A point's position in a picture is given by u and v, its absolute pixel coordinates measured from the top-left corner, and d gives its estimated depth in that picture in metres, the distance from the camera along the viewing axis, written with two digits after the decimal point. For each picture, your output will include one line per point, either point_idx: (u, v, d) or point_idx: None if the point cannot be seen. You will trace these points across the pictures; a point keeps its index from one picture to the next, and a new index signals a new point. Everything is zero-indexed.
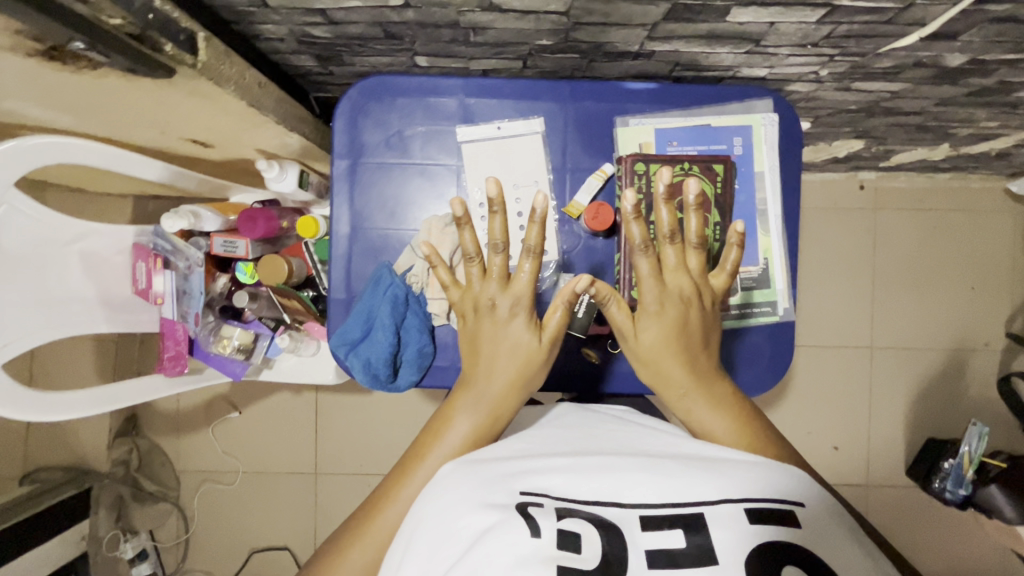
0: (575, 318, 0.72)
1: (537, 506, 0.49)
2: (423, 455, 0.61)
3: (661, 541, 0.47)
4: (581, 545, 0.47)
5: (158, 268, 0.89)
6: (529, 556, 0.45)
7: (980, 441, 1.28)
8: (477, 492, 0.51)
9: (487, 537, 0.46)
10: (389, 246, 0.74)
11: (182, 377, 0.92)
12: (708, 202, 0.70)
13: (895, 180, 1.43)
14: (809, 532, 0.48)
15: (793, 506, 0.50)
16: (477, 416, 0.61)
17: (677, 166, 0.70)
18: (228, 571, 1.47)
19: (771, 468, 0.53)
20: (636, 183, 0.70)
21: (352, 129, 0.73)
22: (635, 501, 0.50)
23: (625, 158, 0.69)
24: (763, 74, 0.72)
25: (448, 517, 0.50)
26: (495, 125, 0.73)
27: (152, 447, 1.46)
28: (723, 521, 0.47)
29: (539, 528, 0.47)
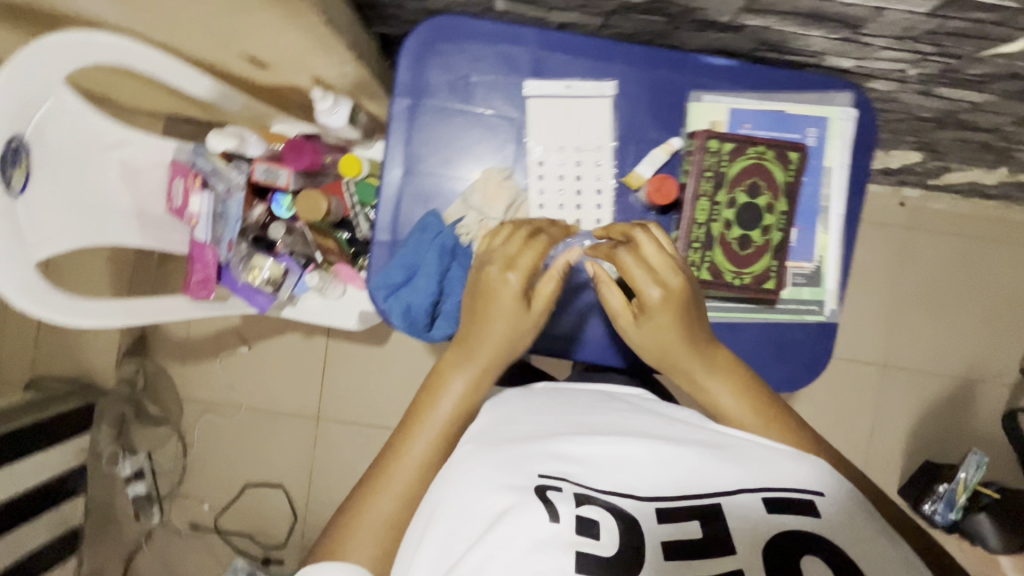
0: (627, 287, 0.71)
1: (554, 490, 0.47)
2: (421, 421, 0.59)
3: (678, 533, 0.46)
4: (600, 532, 0.45)
5: (197, 188, 0.86)
6: (548, 541, 0.44)
7: (977, 469, 1.29)
8: (494, 472, 0.50)
9: (504, 520, 0.45)
10: (440, 193, 0.72)
11: (207, 301, 0.91)
12: (777, 189, 0.64)
13: (936, 202, 1.41)
14: (829, 522, 0.46)
15: (813, 496, 0.48)
16: (472, 378, 0.60)
17: (752, 148, 0.64)
18: (220, 501, 1.49)
19: (790, 458, 0.51)
20: (707, 161, 0.64)
21: (418, 67, 0.71)
22: (651, 492, 0.48)
23: (699, 132, 0.64)
24: (848, 65, 0.70)
25: (468, 497, 0.49)
26: (565, 83, 0.71)
27: (158, 370, 1.46)
28: (740, 513, 0.46)
29: (557, 513, 0.45)
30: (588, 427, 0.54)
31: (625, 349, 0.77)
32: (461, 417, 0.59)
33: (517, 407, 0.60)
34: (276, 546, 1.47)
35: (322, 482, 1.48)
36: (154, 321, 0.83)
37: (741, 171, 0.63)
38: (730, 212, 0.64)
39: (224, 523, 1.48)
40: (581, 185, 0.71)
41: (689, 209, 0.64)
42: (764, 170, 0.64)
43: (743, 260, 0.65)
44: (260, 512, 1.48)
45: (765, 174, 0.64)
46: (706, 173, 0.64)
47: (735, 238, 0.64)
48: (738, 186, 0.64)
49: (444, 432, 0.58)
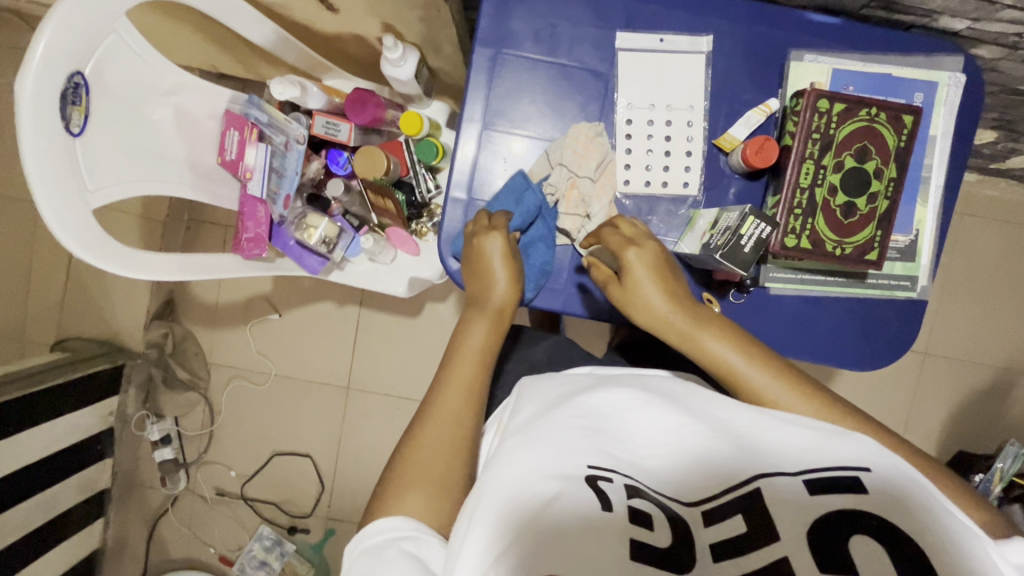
0: (740, 252, 0.59)
1: (606, 480, 0.43)
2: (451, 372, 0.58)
3: (725, 533, 0.40)
4: (652, 522, 0.40)
5: (254, 141, 0.81)
6: (598, 526, 0.39)
7: (1016, 460, 1.26)
8: (537, 459, 0.44)
9: (553, 508, 0.40)
10: (520, 151, 0.69)
11: (259, 261, 0.87)
12: (887, 154, 0.60)
13: (987, 189, 1.37)
14: (879, 497, 0.40)
15: (858, 472, 0.41)
16: (491, 324, 0.61)
17: (863, 109, 0.60)
18: (246, 469, 1.47)
19: (831, 435, 0.44)
20: (815, 122, 0.60)
21: (503, 14, 0.67)
22: (694, 494, 0.43)
23: (808, 90, 0.60)
24: (959, 28, 0.66)
25: (503, 480, 0.44)
26: (659, 36, 0.67)
27: (187, 336, 1.44)
28: (781, 497, 0.40)
29: (608, 501, 0.41)
30: (615, 408, 0.50)
31: None
32: (485, 359, 0.59)
33: (536, 389, 0.55)
34: (303, 515, 1.46)
35: (350, 453, 1.46)
36: (201, 277, 0.80)
37: (851, 133, 0.60)
38: (837, 175, 0.60)
39: (250, 491, 1.47)
40: (669, 144, 0.67)
41: (793, 171, 0.61)
42: (876, 135, 0.60)
43: (846, 230, 0.61)
44: (287, 481, 1.47)
45: (876, 138, 0.60)
46: (814, 134, 0.60)
47: (840, 204, 0.61)
48: (847, 149, 0.60)
49: (469, 394, 0.56)
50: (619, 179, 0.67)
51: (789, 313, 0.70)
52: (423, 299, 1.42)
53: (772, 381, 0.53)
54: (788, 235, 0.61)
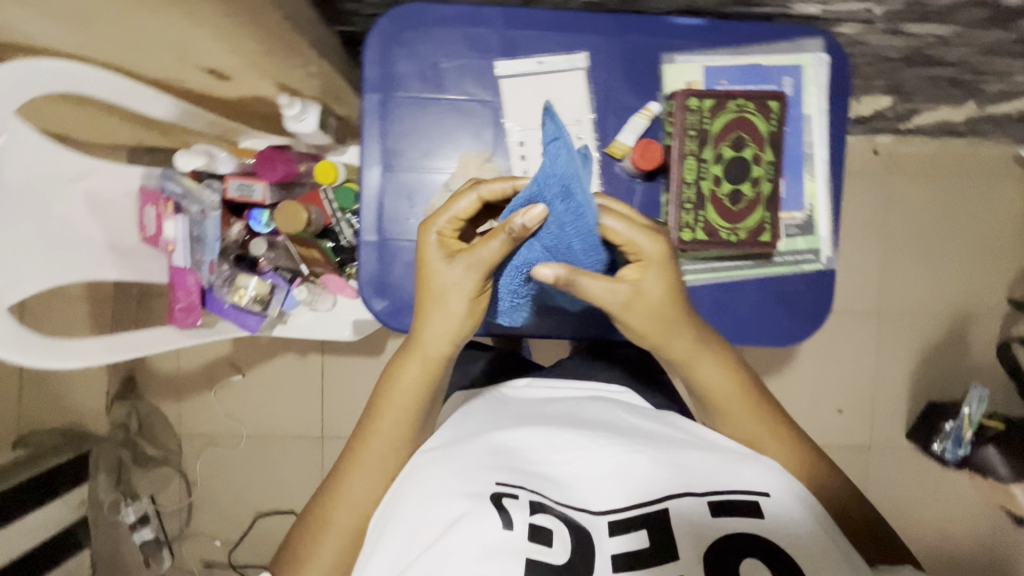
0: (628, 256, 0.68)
1: (510, 498, 0.48)
2: (378, 413, 0.57)
3: (630, 544, 0.47)
4: (550, 540, 0.47)
5: (170, 213, 0.82)
6: (498, 548, 0.45)
7: (980, 403, 1.32)
8: (454, 479, 0.50)
9: (459, 526, 0.46)
10: (422, 187, 0.71)
11: (195, 329, 0.87)
12: (762, 140, 0.63)
13: (908, 146, 1.41)
14: (772, 522, 0.48)
15: (759, 497, 0.49)
16: (425, 364, 0.57)
17: (732, 102, 0.63)
18: (231, 536, 1.45)
19: (742, 461, 0.52)
20: (688, 121, 0.63)
21: (385, 61, 0.69)
22: (604, 504, 0.49)
23: (677, 92, 0.63)
24: (814, 12, 0.70)
25: (423, 497, 0.50)
26: (536, 59, 0.70)
27: (153, 411, 1.42)
28: (685, 517, 0.47)
29: (510, 522, 0.47)
30: (544, 427, 0.55)
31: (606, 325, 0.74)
32: (419, 401, 0.57)
33: (476, 410, 0.61)
34: None
35: None
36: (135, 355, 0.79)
37: (724, 126, 0.63)
38: (719, 165, 0.63)
39: (239, 558, 1.44)
40: None
41: (677, 168, 0.63)
42: (747, 123, 0.63)
43: (737, 216, 0.64)
44: (275, 541, 1.45)
45: (748, 126, 0.63)
46: (690, 132, 0.63)
47: (726, 192, 0.63)
48: (724, 139, 0.63)
49: (399, 434, 0.56)
50: None
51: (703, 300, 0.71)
52: (383, 337, 1.42)
53: (754, 422, 0.58)
54: (683, 230, 0.64)
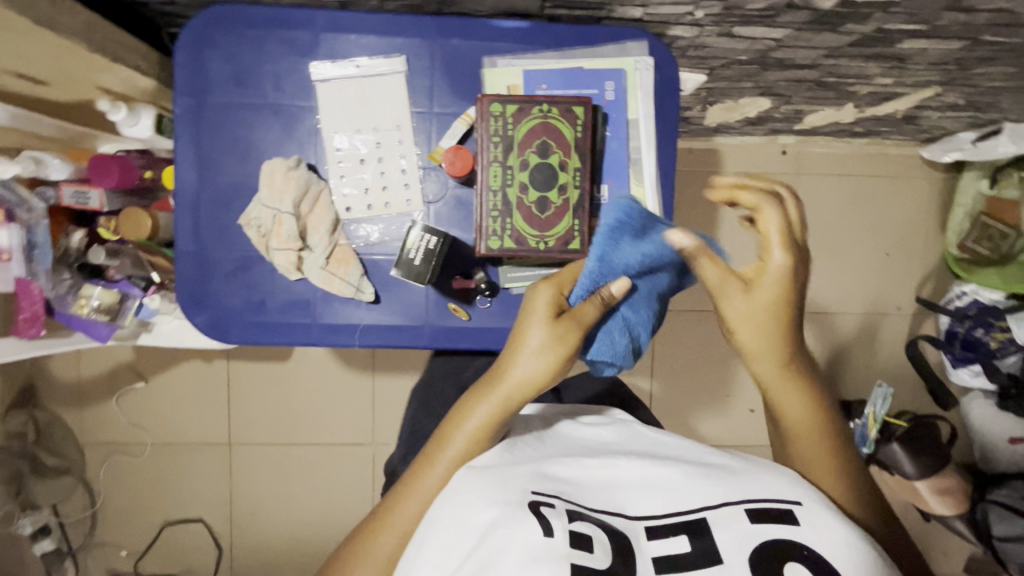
0: (410, 266, 0.66)
1: (548, 506, 0.45)
2: (443, 446, 0.54)
3: (668, 549, 0.44)
4: (592, 544, 0.43)
5: (1, 222, 0.76)
6: (541, 552, 0.41)
7: (885, 401, 1.31)
8: (487, 487, 0.47)
9: (494, 533, 0.43)
10: (242, 194, 0.69)
11: (41, 339, 0.84)
12: (568, 146, 0.63)
13: (815, 145, 1.41)
14: (809, 528, 0.44)
15: (791, 504, 0.45)
16: (498, 403, 0.54)
17: (535, 107, 0.63)
18: (139, 545, 1.43)
19: (772, 471, 0.49)
20: (492, 126, 0.63)
21: (197, 63, 0.67)
22: (640, 509, 0.46)
23: (481, 98, 0.62)
24: (638, 14, 0.69)
25: (459, 508, 0.46)
26: (354, 63, 0.68)
27: (53, 419, 1.38)
28: (720, 519, 0.44)
29: (551, 527, 0.43)
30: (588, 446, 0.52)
31: (439, 336, 0.71)
32: (480, 444, 0.54)
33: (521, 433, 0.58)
34: None
35: (243, 509, 1.42)
36: None
37: (528, 131, 0.62)
38: (524, 172, 0.63)
39: (146, 568, 1.42)
40: (384, 167, 0.69)
41: (481, 174, 0.63)
42: (552, 129, 0.63)
43: (546, 224, 0.64)
44: (183, 550, 1.43)
45: (556, 134, 0.63)
46: (494, 137, 0.62)
47: (534, 200, 0.63)
48: (528, 146, 0.63)
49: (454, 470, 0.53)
50: (339, 205, 0.69)
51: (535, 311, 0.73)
52: None
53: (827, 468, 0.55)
54: (490, 238, 0.63)
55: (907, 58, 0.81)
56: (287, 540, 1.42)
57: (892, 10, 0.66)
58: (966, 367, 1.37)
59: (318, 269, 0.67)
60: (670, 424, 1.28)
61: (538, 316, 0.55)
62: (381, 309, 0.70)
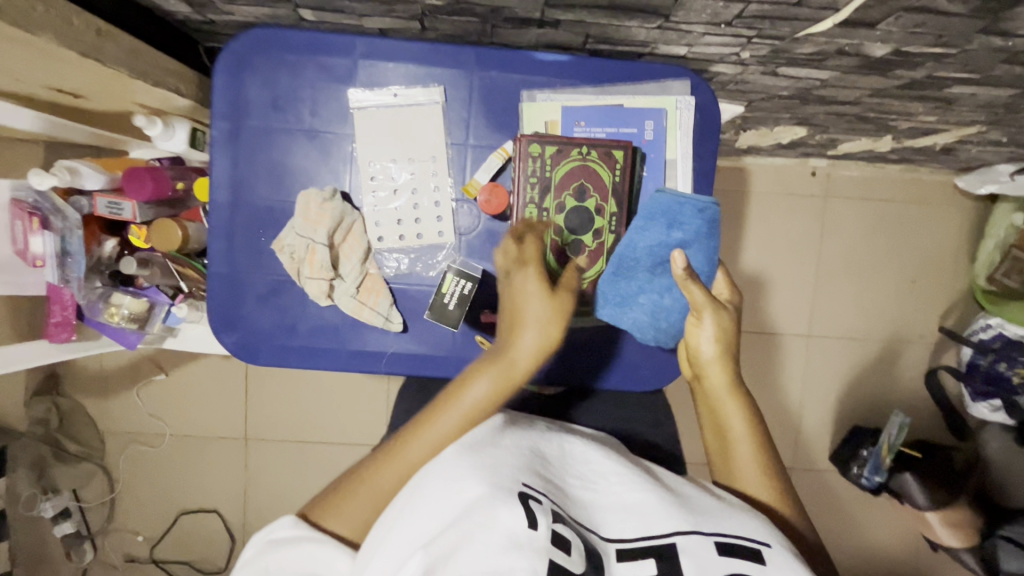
0: (446, 310, 0.68)
1: (535, 501, 0.44)
2: (434, 415, 0.56)
3: (635, 571, 0.43)
4: (571, 548, 0.42)
5: (36, 229, 0.79)
6: (523, 540, 0.41)
7: (899, 431, 1.32)
8: (479, 466, 0.47)
9: (477, 511, 0.43)
10: (274, 219, 0.69)
11: (70, 343, 0.86)
12: (605, 191, 0.66)
13: (847, 168, 1.38)
14: (773, 569, 0.44)
15: (760, 545, 0.46)
16: (498, 376, 0.56)
17: (575, 149, 0.65)
18: (154, 531, 1.46)
19: (741, 512, 0.50)
20: (530, 166, 0.65)
21: (235, 86, 0.66)
22: (615, 533, 0.46)
23: (521, 138, 0.65)
24: (682, 52, 0.67)
25: (448, 480, 0.46)
26: (392, 92, 0.67)
27: (75, 407, 1.41)
28: (689, 546, 0.44)
29: (536, 519, 0.42)
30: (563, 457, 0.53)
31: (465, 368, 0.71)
32: (478, 415, 0.56)
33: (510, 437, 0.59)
34: (217, 570, 1.46)
35: (256, 503, 1.45)
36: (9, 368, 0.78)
37: (567, 173, 0.65)
38: (560, 214, 0.66)
39: (161, 553, 1.46)
40: (417, 199, 0.69)
41: (519, 214, 0.66)
42: (590, 172, 0.66)
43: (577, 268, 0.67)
44: (197, 538, 1.46)
45: (594, 178, 0.66)
46: (532, 178, 0.65)
47: (568, 242, 0.66)
48: (567, 188, 0.66)
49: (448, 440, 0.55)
50: (371, 235, 0.69)
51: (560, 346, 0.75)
52: None
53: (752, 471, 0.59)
54: None
55: (954, 101, 0.78)
56: None
57: (946, 60, 0.64)
58: (984, 401, 1.34)
59: (349, 298, 0.68)
60: (683, 444, 1.28)
61: (535, 288, 0.58)
62: (408, 338, 0.71)
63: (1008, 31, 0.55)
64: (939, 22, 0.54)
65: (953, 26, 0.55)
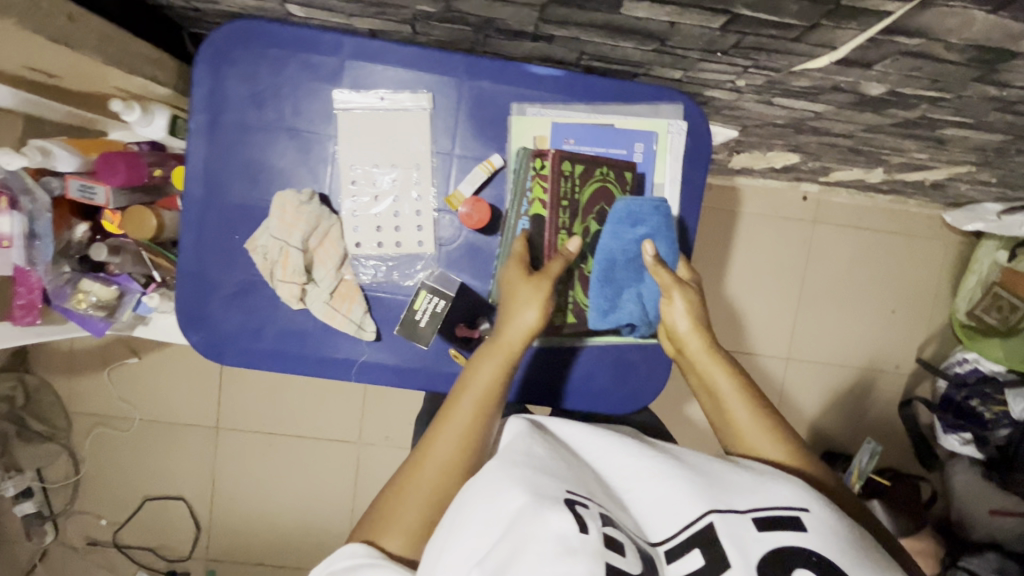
0: (417, 329, 0.67)
1: (582, 506, 0.42)
2: (453, 410, 0.54)
3: (685, 569, 0.41)
4: (624, 548, 0.40)
5: (4, 208, 0.75)
6: (577, 546, 0.38)
7: (871, 458, 1.28)
8: (518, 474, 0.44)
9: (524, 520, 0.40)
10: (249, 217, 0.67)
11: (35, 327, 0.82)
12: None
13: (837, 195, 1.38)
14: (817, 536, 0.42)
15: (799, 511, 0.44)
16: (506, 356, 0.57)
17: (598, 169, 0.66)
18: (118, 516, 1.44)
19: (776, 479, 0.48)
20: (562, 184, 0.65)
21: (215, 79, 0.64)
22: (663, 533, 0.44)
23: (552, 154, 0.64)
24: (677, 76, 0.66)
25: (489, 495, 0.44)
26: (378, 95, 0.65)
27: (42, 385, 1.37)
28: (733, 529, 0.42)
29: (586, 525, 0.40)
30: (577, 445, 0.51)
31: (437, 380, 0.70)
32: (494, 396, 0.55)
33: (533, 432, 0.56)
34: (180, 559, 1.44)
35: (224, 494, 1.43)
36: None
37: (592, 195, 0.66)
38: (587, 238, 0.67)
39: (124, 539, 1.44)
40: (398, 206, 0.67)
41: (550, 237, 0.65)
42: (609, 196, 0.67)
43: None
44: (161, 526, 1.44)
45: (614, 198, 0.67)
46: (563, 200, 0.65)
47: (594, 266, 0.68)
48: (591, 211, 0.67)
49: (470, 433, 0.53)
50: (348, 241, 0.67)
51: (542, 364, 0.73)
52: None
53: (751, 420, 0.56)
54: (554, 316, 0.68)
55: (945, 141, 0.78)
56: (264, 526, 1.44)
57: (940, 104, 0.63)
58: (955, 434, 1.34)
59: (321, 303, 0.66)
60: None
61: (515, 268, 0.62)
62: (381, 348, 0.69)
63: (1003, 82, 0.55)
64: (935, 68, 0.54)
65: (949, 73, 0.54)
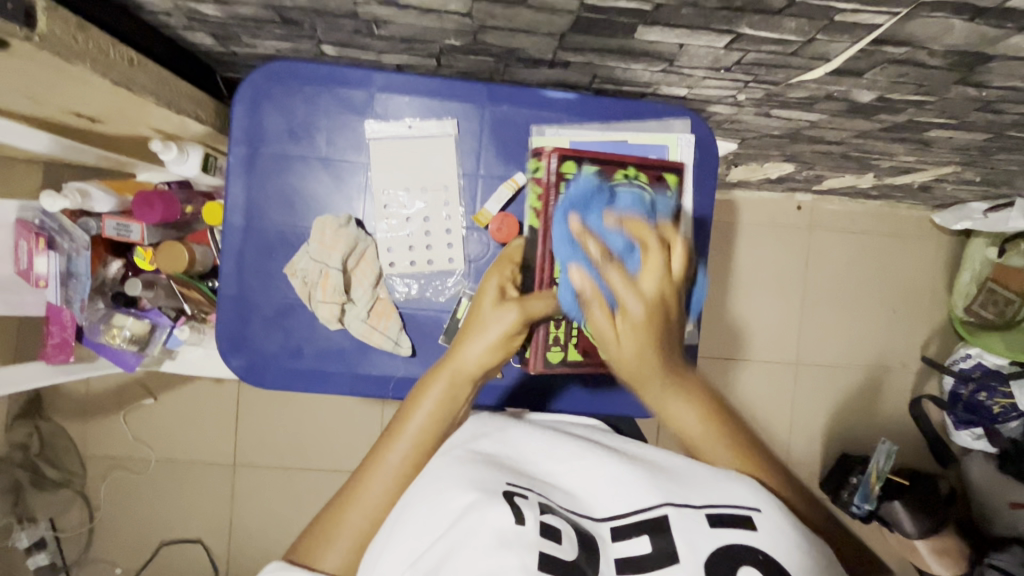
0: (451, 326, 0.71)
1: (521, 496, 0.44)
2: (400, 427, 0.56)
3: (627, 551, 0.43)
4: (561, 536, 0.42)
5: (42, 249, 0.80)
6: (512, 538, 0.40)
7: (887, 458, 1.30)
8: (463, 475, 0.46)
9: (467, 516, 0.42)
10: (286, 243, 0.70)
11: (67, 365, 0.84)
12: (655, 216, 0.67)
13: (829, 203, 1.44)
14: (767, 536, 0.43)
15: (750, 511, 0.45)
16: (450, 381, 0.57)
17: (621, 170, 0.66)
18: (135, 563, 1.41)
19: (729, 477, 0.48)
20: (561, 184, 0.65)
21: (252, 116, 0.68)
22: (607, 511, 0.46)
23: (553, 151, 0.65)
24: (683, 93, 0.71)
25: (434, 496, 0.45)
26: (406, 123, 0.70)
27: (56, 431, 1.35)
28: (683, 523, 0.43)
29: (522, 516, 0.42)
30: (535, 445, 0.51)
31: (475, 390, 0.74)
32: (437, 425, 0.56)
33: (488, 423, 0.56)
34: None
35: (243, 533, 1.41)
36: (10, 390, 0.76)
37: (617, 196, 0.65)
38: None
39: None
40: (429, 225, 0.71)
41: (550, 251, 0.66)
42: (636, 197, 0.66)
43: None
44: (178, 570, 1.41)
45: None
46: None
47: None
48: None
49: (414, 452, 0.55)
50: (383, 261, 0.71)
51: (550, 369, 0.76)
52: None
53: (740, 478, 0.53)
54: (550, 349, 0.69)
55: (931, 143, 0.84)
56: None
57: (926, 107, 0.69)
58: (967, 429, 1.38)
59: (359, 321, 0.69)
60: None
61: (487, 301, 0.60)
62: (415, 362, 0.72)
63: (981, 83, 0.60)
64: (920, 74, 0.59)
65: (933, 78, 0.60)
